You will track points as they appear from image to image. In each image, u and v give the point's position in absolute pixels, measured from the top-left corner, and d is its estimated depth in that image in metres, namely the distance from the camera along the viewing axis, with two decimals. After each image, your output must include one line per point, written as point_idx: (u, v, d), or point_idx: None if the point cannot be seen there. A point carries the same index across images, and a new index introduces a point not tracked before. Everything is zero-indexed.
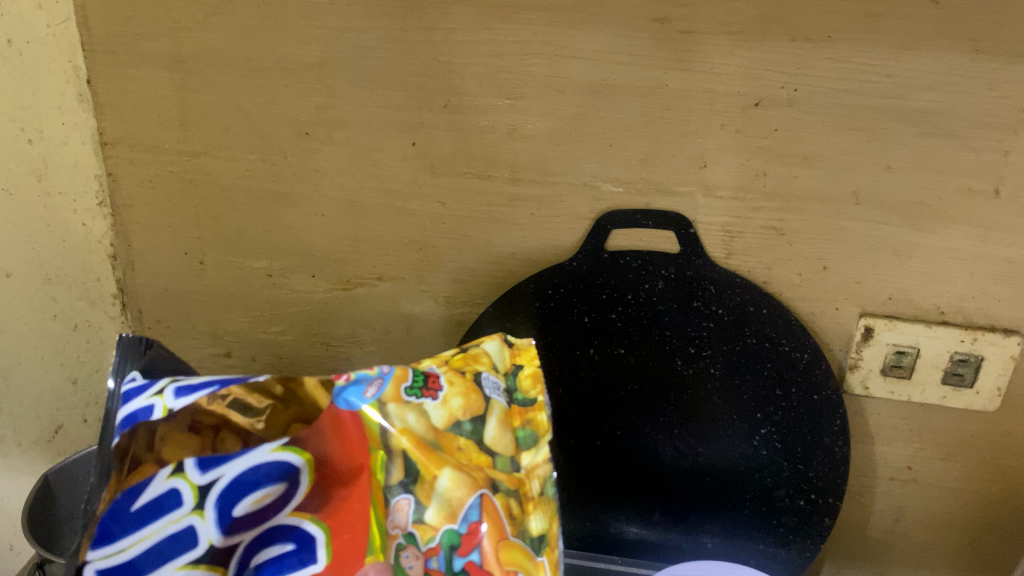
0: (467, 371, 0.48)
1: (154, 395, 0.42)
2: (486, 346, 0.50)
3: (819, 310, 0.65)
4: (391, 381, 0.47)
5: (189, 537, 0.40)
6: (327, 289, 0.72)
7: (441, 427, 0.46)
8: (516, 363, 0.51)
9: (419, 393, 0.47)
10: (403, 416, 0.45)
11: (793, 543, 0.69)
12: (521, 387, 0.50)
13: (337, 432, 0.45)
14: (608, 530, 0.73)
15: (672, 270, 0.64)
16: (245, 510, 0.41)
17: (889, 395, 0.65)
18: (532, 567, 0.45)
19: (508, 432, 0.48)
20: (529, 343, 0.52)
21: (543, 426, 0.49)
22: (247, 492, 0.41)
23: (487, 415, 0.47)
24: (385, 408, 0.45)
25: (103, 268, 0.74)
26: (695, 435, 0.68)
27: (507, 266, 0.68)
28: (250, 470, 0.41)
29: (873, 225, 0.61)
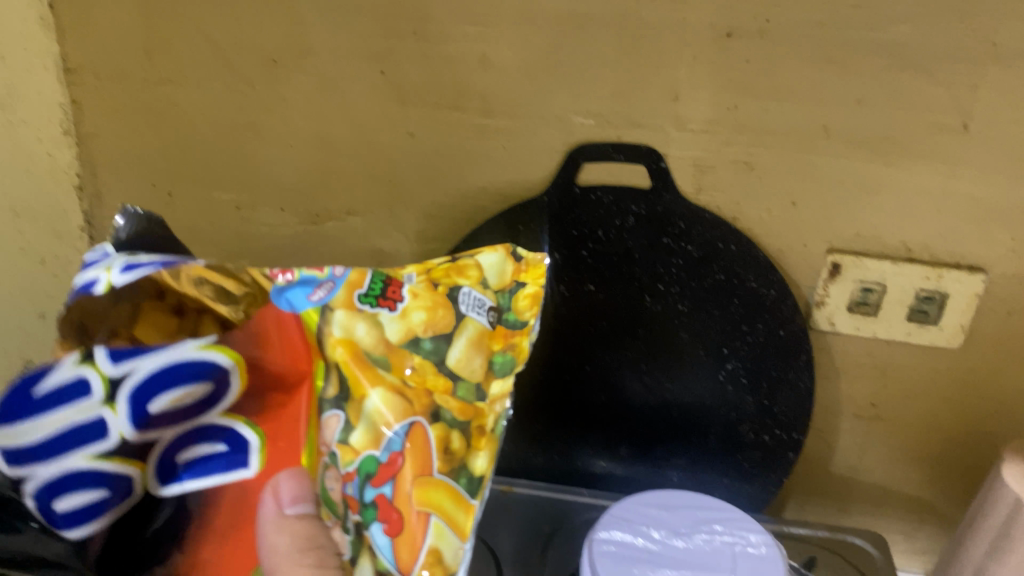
0: (440, 286, 0.48)
1: (101, 269, 0.42)
2: (485, 257, 0.49)
3: (787, 247, 0.65)
4: (345, 287, 0.47)
5: (99, 428, 0.40)
6: (296, 223, 0.71)
7: (393, 342, 0.46)
8: (517, 280, 0.49)
9: (375, 303, 0.46)
10: (349, 326, 0.46)
11: (756, 477, 0.70)
12: (515, 308, 0.49)
13: (279, 333, 0.45)
14: (577, 464, 0.74)
15: (643, 206, 0.64)
16: (159, 408, 0.42)
17: (855, 331, 0.66)
18: (454, 507, 0.44)
19: (478, 355, 0.47)
20: (539, 260, 0.50)
21: (523, 354, 0.48)
22: (166, 386, 0.42)
23: (453, 334, 0.47)
24: (332, 314, 0.45)
25: (69, 200, 0.73)
26: (662, 372, 0.69)
27: (477, 201, 0.67)
28: (168, 368, 0.42)
29: (842, 160, 0.61)
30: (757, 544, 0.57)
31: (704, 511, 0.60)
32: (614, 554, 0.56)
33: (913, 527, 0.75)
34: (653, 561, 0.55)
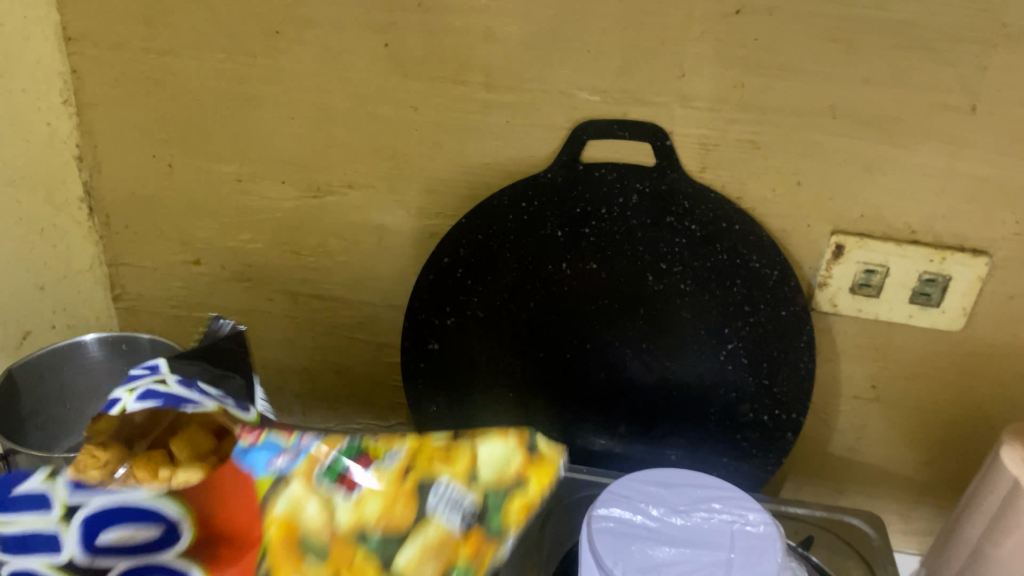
0: (410, 479, 0.48)
1: (123, 391, 0.48)
2: (485, 448, 0.50)
3: (791, 227, 0.65)
4: (307, 458, 0.49)
5: (52, 543, 0.44)
6: (297, 196, 0.71)
7: (342, 526, 0.47)
8: (512, 480, 0.49)
9: (333, 482, 0.48)
10: (303, 503, 0.47)
11: (755, 457, 0.70)
12: (504, 514, 0.48)
13: (226, 496, 0.48)
14: (576, 442, 0.74)
15: (647, 183, 0.63)
16: (119, 513, 0.45)
17: (857, 312, 0.66)
18: None
19: (431, 562, 0.46)
20: (550, 462, 0.50)
21: (481, 566, 0.47)
22: (120, 524, 0.45)
23: (405, 535, 0.46)
24: (287, 484, 0.48)
25: (69, 170, 0.72)
26: (663, 351, 0.69)
27: (479, 177, 0.67)
28: (127, 498, 0.46)
29: (847, 140, 0.60)
30: (755, 523, 0.57)
31: (703, 490, 0.60)
32: (613, 531, 0.56)
33: (909, 508, 0.76)
34: (651, 538, 0.55)
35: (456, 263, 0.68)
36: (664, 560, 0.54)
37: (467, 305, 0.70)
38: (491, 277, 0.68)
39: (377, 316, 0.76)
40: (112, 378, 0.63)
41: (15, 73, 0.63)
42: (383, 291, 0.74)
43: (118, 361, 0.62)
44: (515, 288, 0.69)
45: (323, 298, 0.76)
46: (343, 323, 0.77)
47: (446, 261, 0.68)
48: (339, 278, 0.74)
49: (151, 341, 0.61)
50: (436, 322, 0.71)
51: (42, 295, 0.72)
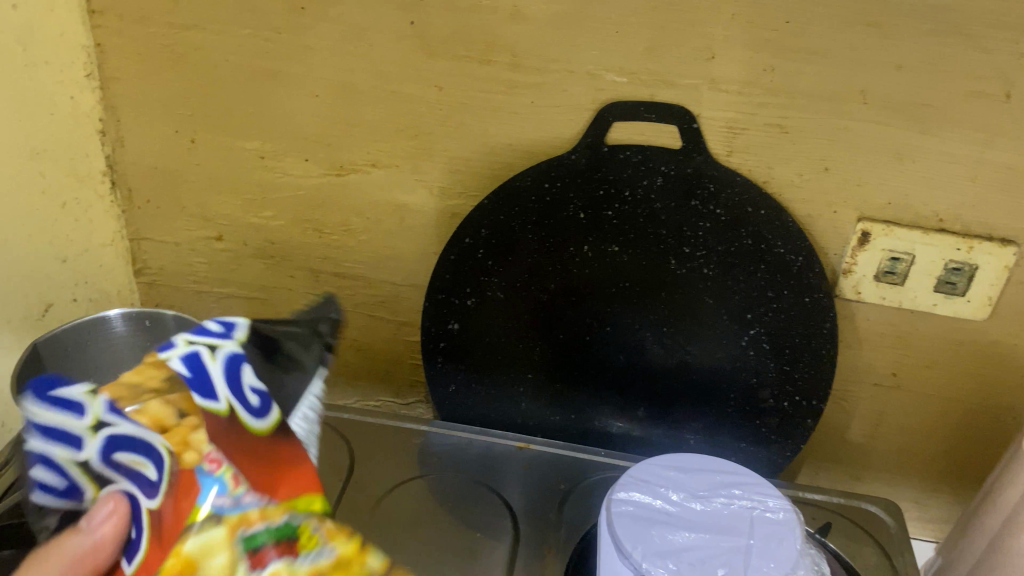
0: None
1: (186, 345, 0.44)
2: None
3: (816, 213, 0.64)
4: (245, 512, 0.43)
5: (75, 441, 0.42)
6: (319, 174, 0.70)
7: None
8: None
9: (250, 547, 0.42)
10: (210, 553, 0.42)
11: (774, 442, 0.70)
12: None
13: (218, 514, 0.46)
14: (594, 424, 0.75)
15: (672, 166, 0.63)
16: (132, 463, 0.43)
17: (880, 300, 0.66)
18: None
19: None
20: None
21: None
22: (132, 450, 0.43)
23: None
24: (207, 527, 0.43)
25: (92, 144, 0.72)
26: (684, 335, 0.68)
27: (503, 157, 0.66)
28: (143, 439, 0.43)
29: (877, 126, 0.60)
30: (774, 509, 0.57)
31: (723, 475, 0.60)
32: (632, 514, 0.56)
33: (927, 496, 0.76)
34: (671, 523, 0.56)
35: (478, 244, 0.68)
36: (684, 545, 0.54)
37: (488, 286, 0.70)
38: (512, 258, 0.68)
39: (398, 295, 0.76)
40: None
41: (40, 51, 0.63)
42: (404, 270, 0.74)
43: (143, 337, 0.63)
44: (536, 270, 0.68)
45: (344, 276, 0.76)
46: (364, 301, 0.77)
47: (468, 242, 0.68)
48: (360, 257, 0.74)
49: (175, 318, 0.62)
50: (456, 303, 0.71)
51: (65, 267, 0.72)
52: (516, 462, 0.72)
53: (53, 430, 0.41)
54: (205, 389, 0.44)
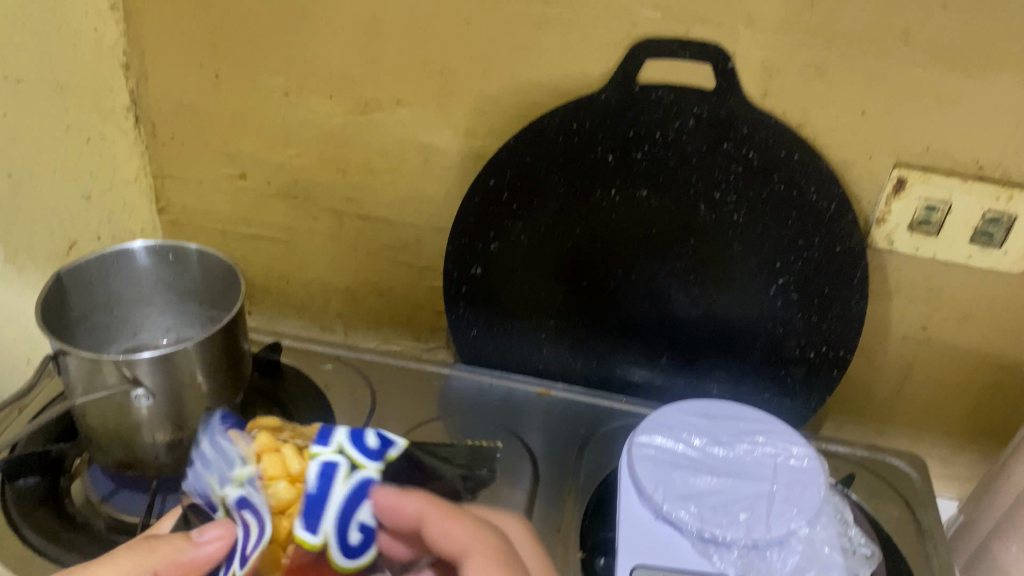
0: None
1: (333, 452, 0.45)
2: None
3: (852, 158, 0.62)
4: None
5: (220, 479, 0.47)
6: (344, 112, 0.69)
7: None
8: None
9: None
10: None
11: (799, 393, 0.70)
12: None
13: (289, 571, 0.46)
14: (615, 373, 0.74)
15: (705, 108, 0.61)
16: (246, 524, 0.45)
17: (914, 251, 0.64)
18: None
19: None
20: None
21: None
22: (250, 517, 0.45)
23: None
24: None
25: (116, 78, 0.72)
26: (711, 284, 0.67)
27: (531, 96, 0.65)
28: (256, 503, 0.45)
29: (918, 68, 0.58)
30: (799, 456, 0.56)
31: (746, 422, 0.60)
32: (654, 458, 0.56)
33: (953, 453, 0.75)
34: (693, 467, 0.55)
35: (503, 186, 0.67)
36: (706, 489, 0.54)
37: (512, 231, 0.69)
38: (537, 202, 0.67)
39: (421, 238, 0.75)
40: (159, 285, 0.63)
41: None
42: (428, 213, 0.73)
43: (165, 271, 0.63)
44: (562, 214, 0.67)
45: (368, 218, 0.75)
46: (387, 245, 0.76)
47: (493, 184, 0.67)
48: (384, 199, 0.73)
49: (197, 252, 0.61)
50: (480, 247, 0.70)
51: (89, 204, 0.78)
52: (536, 409, 0.73)
53: (217, 461, 0.47)
54: (315, 518, 0.44)
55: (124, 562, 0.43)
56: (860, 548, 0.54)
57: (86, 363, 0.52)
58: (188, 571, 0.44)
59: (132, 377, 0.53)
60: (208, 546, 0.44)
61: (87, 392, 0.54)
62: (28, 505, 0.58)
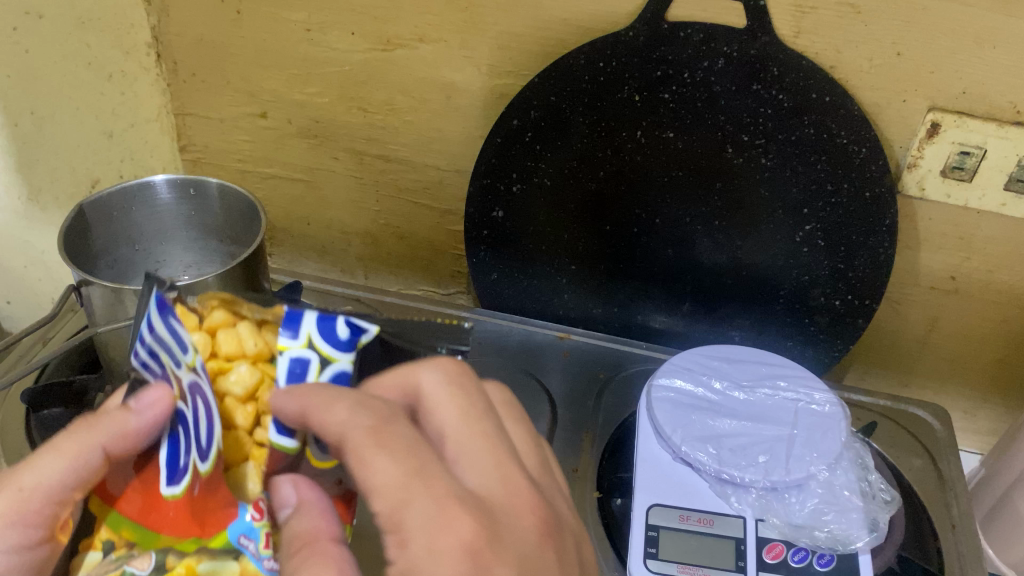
0: None
1: (305, 347, 0.45)
2: None
3: (884, 101, 0.61)
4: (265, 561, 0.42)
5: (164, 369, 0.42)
6: (365, 49, 0.68)
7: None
8: None
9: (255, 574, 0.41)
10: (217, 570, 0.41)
11: (821, 341, 0.69)
12: None
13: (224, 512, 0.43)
14: (637, 318, 0.74)
15: (735, 48, 0.59)
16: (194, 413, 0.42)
17: (945, 198, 0.63)
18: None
19: None
20: None
21: None
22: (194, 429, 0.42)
23: None
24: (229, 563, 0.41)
25: (137, 12, 0.71)
26: (736, 229, 0.66)
27: (556, 33, 0.64)
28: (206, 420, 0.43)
29: (958, 6, 0.56)
30: (820, 402, 0.56)
31: (768, 367, 0.59)
32: (674, 401, 0.55)
33: (976, 406, 0.74)
34: (713, 410, 0.55)
35: (526, 126, 0.66)
36: (726, 431, 0.53)
37: (535, 173, 0.68)
38: (561, 143, 0.66)
39: (443, 180, 0.75)
40: (181, 221, 0.63)
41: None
42: (449, 154, 0.73)
43: (186, 206, 0.63)
44: (586, 156, 0.66)
45: (389, 159, 0.74)
46: (408, 187, 0.76)
47: (516, 124, 0.66)
48: (406, 139, 0.73)
49: (219, 185, 0.60)
50: (502, 189, 0.69)
51: (110, 141, 0.78)
52: (557, 350, 0.73)
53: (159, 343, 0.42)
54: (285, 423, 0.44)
55: (67, 447, 0.40)
56: (879, 493, 0.53)
57: (109, 294, 0.52)
58: (137, 440, 0.40)
59: None
60: (144, 406, 0.40)
61: (109, 323, 0.54)
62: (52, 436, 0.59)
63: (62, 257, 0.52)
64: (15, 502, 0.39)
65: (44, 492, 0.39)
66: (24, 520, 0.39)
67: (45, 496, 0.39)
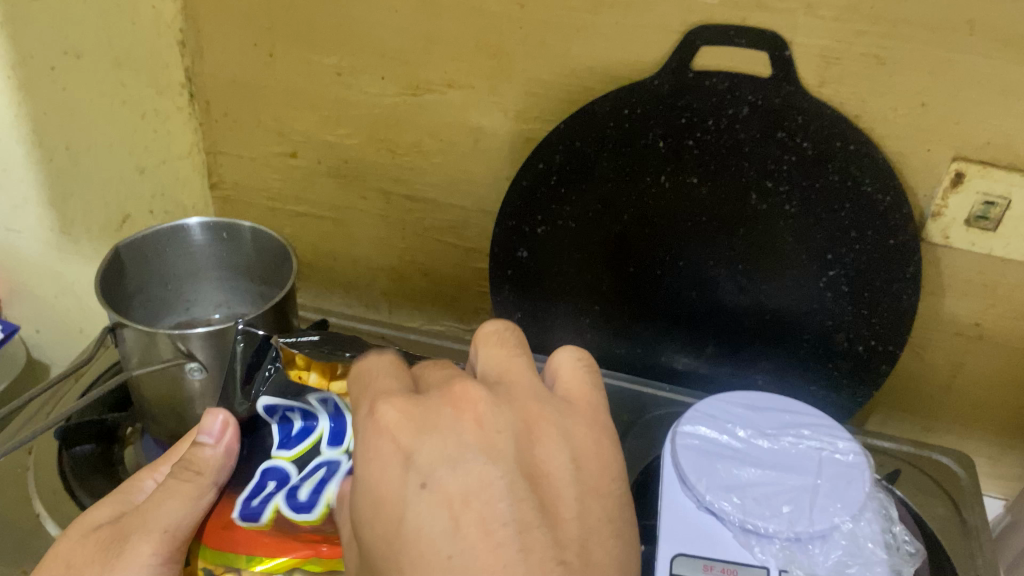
0: None
1: None
2: None
3: (909, 150, 0.61)
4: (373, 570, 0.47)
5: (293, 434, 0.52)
6: (395, 93, 0.70)
7: None
8: None
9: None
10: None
11: (844, 387, 0.69)
12: None
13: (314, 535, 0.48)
14: (660, 359, 0.74)
15: (760, 96, 0.60)
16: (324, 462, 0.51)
17: (969, 246, 0.63)
18: None
19: None
20: None
21: None
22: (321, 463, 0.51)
23: None
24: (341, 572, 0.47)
25: (172, 55, 0.72)
26: (759, 273, 0.67)
27: (583, 80, 0.65)
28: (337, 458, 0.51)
29: (982, 59, 0.56)
30: (844, 451, 0.56)
31: (792, 415, 0.59)
32: (698, 448, 0.56)
33: (999, 453, 0.74)
34: (737, 458, 0.55)
35: (552, 170, 0.67)
36: (750, 480, 0.54)
37: (560, 215, 0.69)
38: (586, 186, 0.67)
39: (468, 220, 0.76)
40: (213, 262, 0.65)
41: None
42: (476, 195, 0.74)
43: (219, 246, 0.64)
44: (611, 199, 0.67)
45: (416, 199, 0.76)
46: (434, 226, 0.77)
47: (543, 167, 0.67)
48: (433, 180, 0.74)
49: (252, 229, 0.62)
50: (527, 231, 0.70)
51: (141, 178, 0.79)
52: None
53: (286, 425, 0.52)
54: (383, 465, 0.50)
55: (181, 494, 0.47)
56: (904, 545, 0.53)
57: (143, 337, 0.53)
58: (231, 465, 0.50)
59: (185, 351, 0.54)
60: (222, 438, 0.50)
61: (145, 364, 0.55)
62: (84, 471, 0.61)
63: (99, 302, 0.53)
64: (160, 545, 0.46)
65: (180, 533, 0.46)
66: (169, 560, 0.46)
67: (179, 536, 0.47)
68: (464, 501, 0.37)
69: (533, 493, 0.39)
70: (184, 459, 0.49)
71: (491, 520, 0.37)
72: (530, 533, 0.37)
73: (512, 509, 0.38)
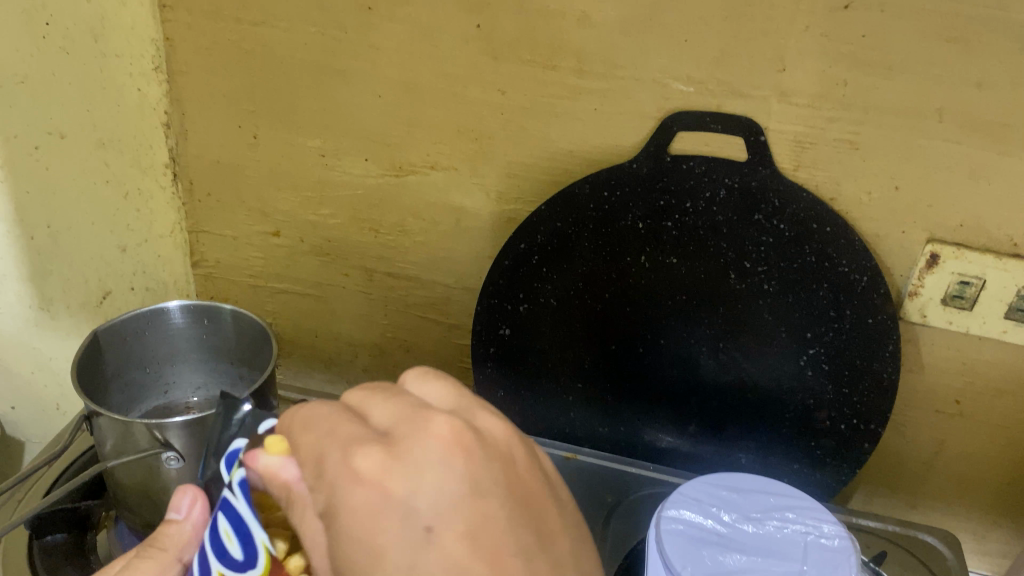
0: None
1: None
2: None
3: (884, 232, 0.62)
4: None
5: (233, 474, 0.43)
6: (379, 174, 0.71)
7: None
8: None
9: None
10: None
11: (827, 466, 0.69)
12: None
13: None
14: (643, 438, 0.73)
15: (736, 179, 0.62)
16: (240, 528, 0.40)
17: (947, 325, 0.64)
18: None
19: None
20: None
21: None
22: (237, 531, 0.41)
23: None
24: None
25: (156, 135, 0.74)
26: (740, 351, 0.67)
27: (563, 163, 0.66)
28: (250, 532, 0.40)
29: (952, 144, 0.58)
30: (830, 535, 0.55)
31: (775, 497, 0.59)
32: (683, 533, 0.55)
33: (985, 529, 0.74)
34: (723, 545, 0.54)
35: (533, 249, 0.67)
36: (735, 568, 0.53)
37: (541, 293, 0.69)
38: (568, 266, 0.67)
39: (451, 297, 0.75)
40: (193, 345, 0.64)
41: (54, 17, 0.64)
42: (458, 273, 0.74)
43: (201, 328, 0.63)
44: (591, 278, 0.68)
45: (398, 276, 0.76)
46: (417, 303, 0.77)
47: (524, 247, 0.67)
48: (416, 258, 0.74)
49: (232, 312, 0.62)
50: (508, 309, 0.70)
51: (124, 256, 0.78)
52: (562, 471, 0.71)
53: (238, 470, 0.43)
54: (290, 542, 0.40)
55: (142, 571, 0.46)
56: None
57: (118, 425, 0.52)
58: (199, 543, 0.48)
59: (162, 440, 0.53)
60: (190, 514, 0.47)
61: (121, 455, 0.54)
62: (56, 561, 0.60)
63: (75, 389, 0.53)
64: None
65: None
66: None
67: None
68: (476, 541, 0.30)
69: (527, 515, 0.33)
70: (152, 536, 0.48)
71: (504, 561, 0.30)
72: (536, 560, 0.31)
73: (518, 539, 0.31)
